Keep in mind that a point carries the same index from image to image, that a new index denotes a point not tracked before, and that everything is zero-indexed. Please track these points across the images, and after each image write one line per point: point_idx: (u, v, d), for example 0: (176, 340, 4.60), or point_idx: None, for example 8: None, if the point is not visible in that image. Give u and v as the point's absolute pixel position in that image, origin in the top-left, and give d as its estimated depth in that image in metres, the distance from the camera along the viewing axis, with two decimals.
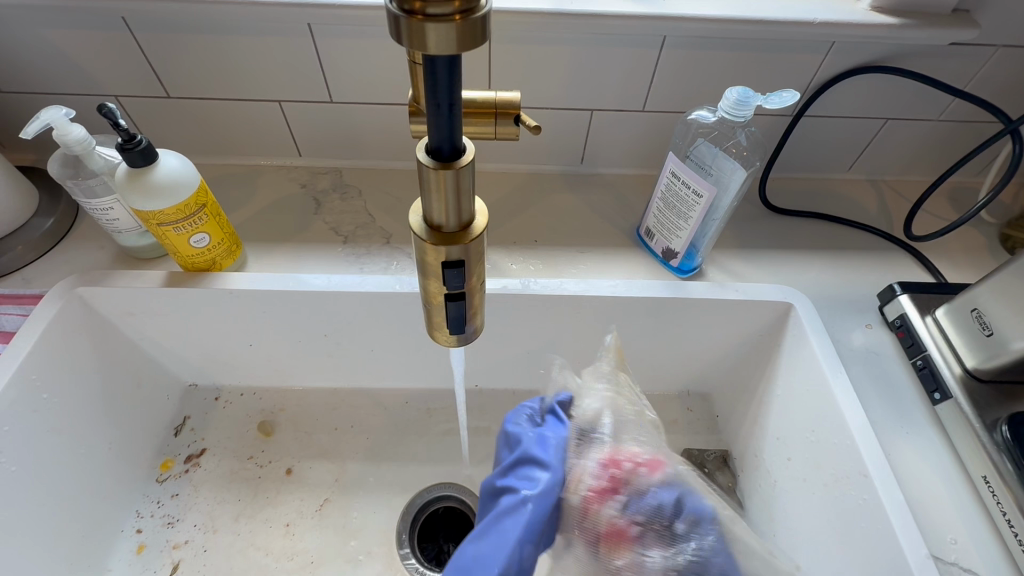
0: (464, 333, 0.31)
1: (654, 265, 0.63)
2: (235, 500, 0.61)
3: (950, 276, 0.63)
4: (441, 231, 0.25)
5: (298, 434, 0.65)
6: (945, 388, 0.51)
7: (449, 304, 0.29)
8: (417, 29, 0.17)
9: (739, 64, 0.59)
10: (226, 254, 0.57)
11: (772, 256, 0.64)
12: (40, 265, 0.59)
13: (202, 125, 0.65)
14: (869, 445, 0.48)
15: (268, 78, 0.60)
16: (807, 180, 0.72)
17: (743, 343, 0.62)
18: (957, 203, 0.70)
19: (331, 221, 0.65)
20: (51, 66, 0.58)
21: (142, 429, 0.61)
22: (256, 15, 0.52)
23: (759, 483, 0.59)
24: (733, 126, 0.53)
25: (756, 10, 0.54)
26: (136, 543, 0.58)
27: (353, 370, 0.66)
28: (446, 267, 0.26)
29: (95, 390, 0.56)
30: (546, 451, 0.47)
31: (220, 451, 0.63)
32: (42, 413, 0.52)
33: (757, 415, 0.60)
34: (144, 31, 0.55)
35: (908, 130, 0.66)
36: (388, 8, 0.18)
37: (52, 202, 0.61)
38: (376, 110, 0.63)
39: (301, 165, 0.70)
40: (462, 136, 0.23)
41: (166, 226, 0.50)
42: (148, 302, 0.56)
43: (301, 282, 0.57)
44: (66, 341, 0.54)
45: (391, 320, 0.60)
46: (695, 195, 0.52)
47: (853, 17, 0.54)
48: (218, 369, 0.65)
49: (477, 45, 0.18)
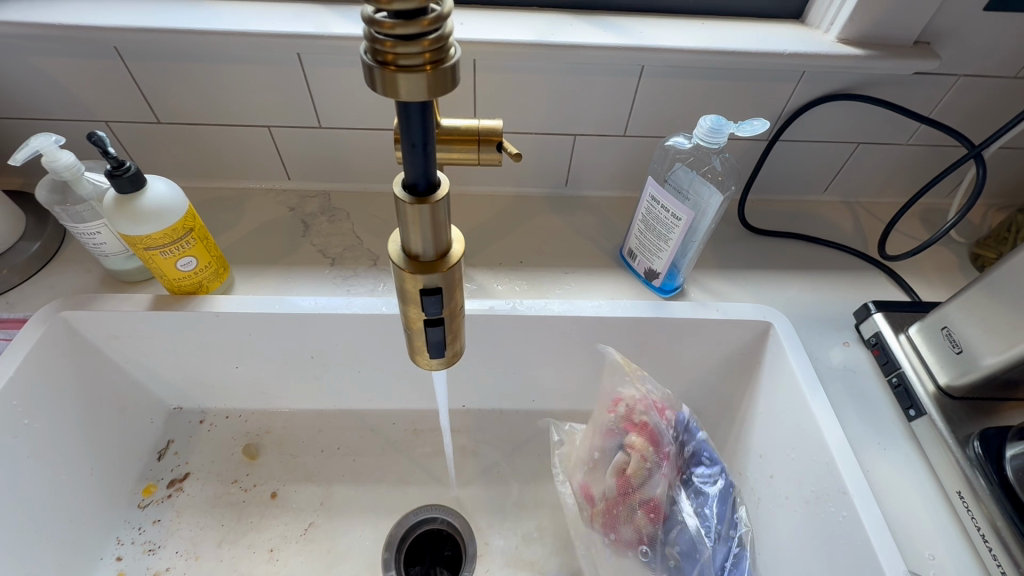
0: (445, 357, 0.32)
1: (637, 285, 0.64)
2: (218, 525, 0.60)
3: (923, 295, 0.65)
4: (418, 259, 0.26)
5: (284, 456, 0.65)
6: (920, 404, 0.52)
7: (428, 329, 0.29)
8: (390, 79, 0.18)
9: (715, 93, 0.61)
10: (213, 277, 0.57)
11: (752, 275, 0.66)
12: (24, 290, 0.59)
13: (192, 150, 0.66)
14: (846, 462, 0.49)
15: (256, 105, 0.61)
16: (785, 202, 0.74)
17: (725, 362, 0.63)
18: (928, 224, 0.72)
19: (319, 243, 0.66)
20: (41, 93, 0.59)
21: (125, 454, 0.61)
22: (244, 44, 0.54)
23: (743, 501, 0.59)
24: (709, 152, 0.55)
25: (729, 42, 0.57)
26: (116, 571, 0.57)
27: (340, 391, 0.66)
28: (424, 295, 0.27)
29: (78, 415, 0.56)
30: None
31: (205, 475, 0.63)
32: (22, 439, 0.51)
33: (740, 433, 0.61)
34: (135, 59, 0.56)
35: (879, 154, 0.69)
36: (363, 56, 0.19)
37: (39, 226, 0.62)
38: (363, 135, 0.64)
39: (289, 188, 0.71)
40: (437, 171, 0.24)
41: (152, 250, 0.50)
42: (132, 324, 0.56)
43: (287, 304, 0.57)
44: (48, 365, 0.54)
45: (378, 341, 0.60)
46: (674, 218, 0.54)
47: (821, 49, 0.56)
48: (203, 392, 0.65)
49: (446, 91, 0.19)
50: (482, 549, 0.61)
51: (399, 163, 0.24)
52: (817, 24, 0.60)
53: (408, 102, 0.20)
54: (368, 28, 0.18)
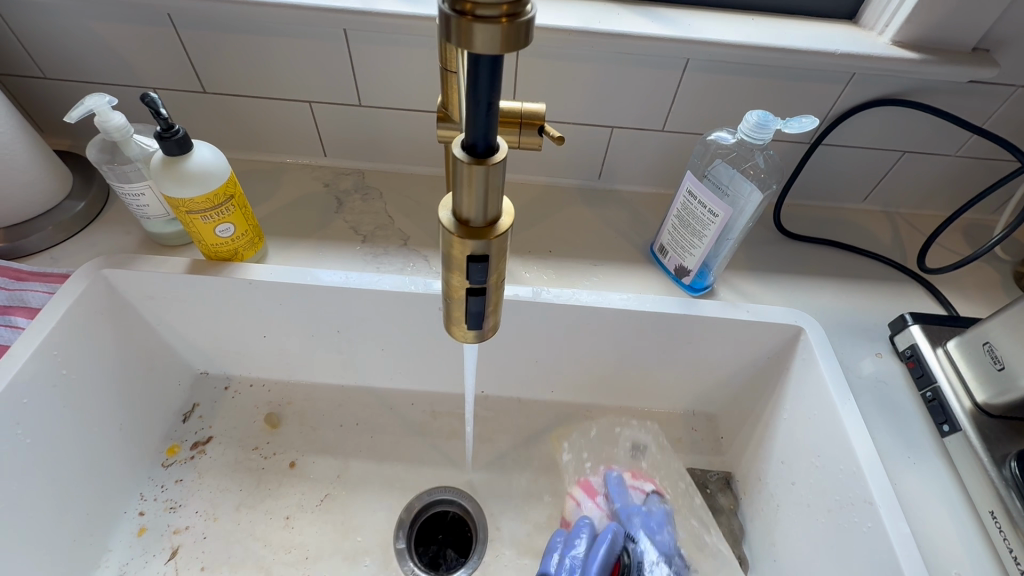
0: (482, 329, 0.32)
1: (666, 282, 0.63)
2: (238, 490, 0.61)
3: (962, 310, 0.63)
4: (468, 225, 0.25)
5: (304, 427, 0.66)
6: (954, 420, 0.51)
7: (469, 299, 0.29)
8: (465, 30, 0.18)
9: (760, 91, 0.60)
10: (248, 245, 0.58)
11: (785, 280, 0.64)
12: (68, 247, 0.60)
13: (234, 120, 0.67)
14: (875, 473, 0.48)
15: (300, 81, 0.62)
16: (822, 208, 0.73)
17: (754, 365, 0.62)
18: (971, 240, 0.70)
19: (351, 220, 0.66)
20: (93, 56, 0.61)
21: (152, 412, 0.62)
22: (294, 17, 0.55)
23: (761, 506, 0.59)
24: (752, 149, 0.54)
25: (777, 39, 0.56)
26: (138, 526, 0.58)
27: (363, 368, 0.67)
28: (470, 261, 0.26)
29: (112, 371, 0.57)
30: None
31: (227, 440, 0.64)
32: (60, 388, 0.52)
33: (762, 438, 0.61)
34: (187, 28, 0.58)
35: (924, 163, 0.67)
36: (440, 6, 0.19)
37: (84, 186, 0.63)
38: (402, 115, 0.65)
39: (325, 164, 0.72)
40: (497, 135, 0.23)
41: (194, 214, 0.51)
42: (169, 287, 0.57)
43: (317, 277, 0.58)
44: (89, 320, 0.55)
45: (404, 319, 0.61)
46: (710, 215, 0.53)
47: (873, 51, 0.55)
48: (231, 360, 0.67)
49: (519, 48, 0.19)
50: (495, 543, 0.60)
51: (461, 124, 0.23)
52: (871, 25, 0.58)
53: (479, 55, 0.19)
54: None
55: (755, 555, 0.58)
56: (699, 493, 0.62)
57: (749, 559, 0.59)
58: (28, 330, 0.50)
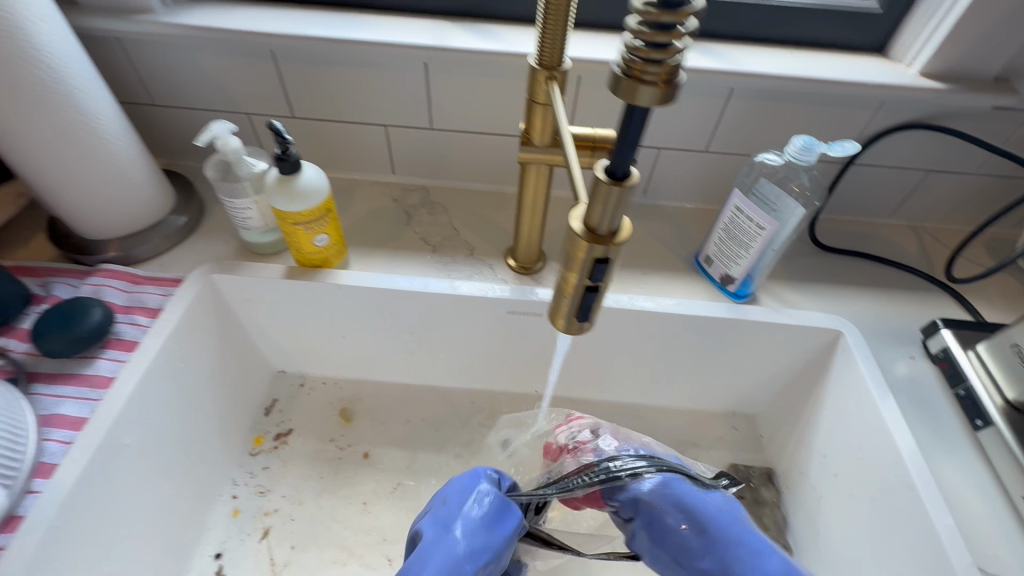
0: (589, 322, 0.37)
1: (712, 289, 0.69)
2: (318, 477, 0.67)
3: (988, 317, 0.67)
4: (596, 233, 0.31)
5: (374, 422, 0.72)
6: (987, 415, 0.55)
7: (585, 294, 0.35)
8: (630, 89, 0.24)
9: (797, 115, 0.66)
10: (336, 254, 0.65)
11: (821, 288, 0.70)
12: (174, 256, 0.67)
13: (316, 141, 0.74)
14: (914, 462, 0.53)
15: (379, 106, 0.69)
16: (852, 223, 0.78)
17: (794, 367, 0.67)
18: (994, 253, 0.75)
19: (421, 232, 0.73)
20: (199, 86, 0.68)
21: (242, 406, 0.69)
22: (384, 52, 0.62)
23: (803, 498, 0.64)
24: (797, 169, 0.59)
25: (815, 71, 0.62)
26: (232, 508, 0.64)
27: (428, 367, 0.73)
28: (595, 262, 0.32)
29: (215, 366, 0.64)
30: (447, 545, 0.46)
31: (305, 432, 0.70)
32: (179, 381, 0.59)
33: (803, 434, 0.66)
34: (285, 61, 0.65)
35: (948, 181, 0.72)
36: (612, 68, 0.25)
37: (186, 201, 0.71)
38: (468, 136, 0.72)
39: (393, 181, 0.79)
40: (633, 164, 0.29)
41: (298, 225, 0.58)
42: (268, 291, 0.64)
43: (398, 282, 0.64)
44: (199, 319, 0.61)
45: (472, 322, 0.67)
46: (757, 227, 0.59)
47: (903, 81, 0.61)
48: (309, 360, 0.73)
49: (668, 103, 0.24)
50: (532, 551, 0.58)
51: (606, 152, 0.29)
52: (900, 57, 0.64)
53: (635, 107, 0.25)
54: (625, 48, 0.24)
55: (798, 543, 0.63)
56: (743, 487, 0.66)
57: (793, 547, 0.63)
58: (154, 328, 0.57)
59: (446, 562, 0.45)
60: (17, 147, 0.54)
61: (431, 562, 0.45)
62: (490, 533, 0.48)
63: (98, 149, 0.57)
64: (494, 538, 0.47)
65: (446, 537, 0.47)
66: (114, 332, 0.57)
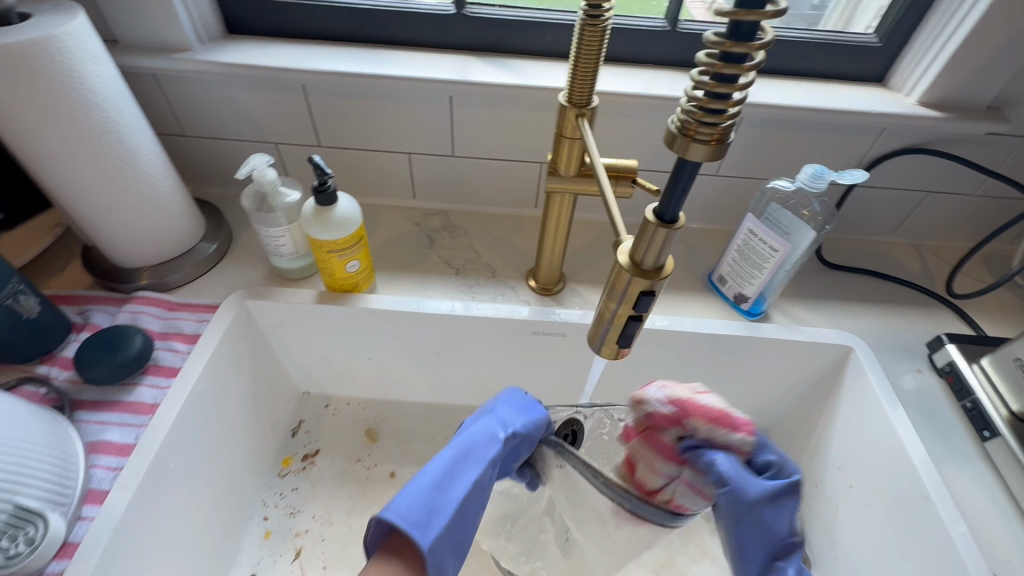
0: (629, 347, 0.40)
1: (725, 307, 0.71)
2: (347, 497, 0.68)
3: (989, 331, 0.71)
4: (642, 268, 0.34)
5: (399, 441, 0.73)
6: (993, 426, 0.58)
7: (628, 323, 0.37)
8: (684, 145, 0.26)
9: (803, 141, 0.70)
10: (366, 278, 0.67)
11: (829, 305, 0.73)
12: (205, 282, 0.69)
13: (341, 168, 0.77)
14: (927, 472, 0.55)
15: (403, 135, 0.72)
16: (855, 241, 0.82)
17: (806, 381, 0.70)
18: (991, 269, 0.78)
19: (443, 255, 0.75)
20: (230, 117, 0.71)
21: (271, 428, 0.70)
22: (411, 86, 0.65)
23: (818, 509, 0.66)
24: (808, 196, 0.63)
25: (821, 101, 0.65)
26: (264, 529, 0.65)
27: (451, 386, 0.75)
28: (641, 295, 0.35)
29: (248, 389, 0.65)
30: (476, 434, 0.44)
31: (332, 452, 0.71)
32: (216, 405, 0.60)
33: (816, 447, 0.68)
34: (315, 94, 0.68)
35: (946, 202, 0.76)
36: (668, 125, 0.27)
37: (216, 228, 0.73)
38: (488, 163, 0.75)
39: (414, 206, 0.81)
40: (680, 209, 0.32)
41: (332, 253, 0.60)
42: (299, 315, 0.66)
43: (425, 305, 0.66)
44: (234, 344, 0.63)
45: (496, 342, 0.69)
46: (771, 249, 0.62)
47: (903, 110, 0.65)
48: (334, 381, 0.75)
49: (718, 159, 0.27)
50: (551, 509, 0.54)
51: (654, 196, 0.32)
52: (899, 87, 0.68)
53: (687, 162, 0.28)
54: (681, 108, 0.26)
55: (816, 553, 0.65)
56: None
57: (811, 557, 0.65)
58: (193, 355, 0.58)
59: (483, 430, 0.45)
60: (63, 180, 0.56)
61: (464, 440, 0.44)
62: (518, 416, 0.47)
63: (138, 181, 0.59)
64: (523, 418, 0.47)
65: (488, 412, 0.47)
66: (153, 358, 0.59)
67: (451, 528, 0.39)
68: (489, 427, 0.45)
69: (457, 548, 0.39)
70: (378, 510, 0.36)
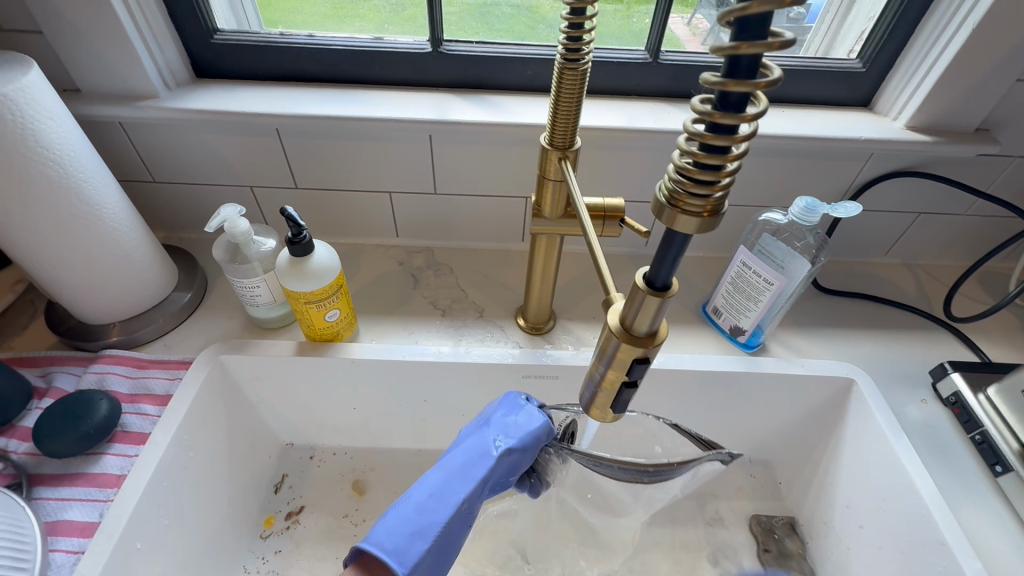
0: (622, 411, 0.37)
1: (721, 340, 0.69)
2: (334, 558, 0.64)
3: (993, 354, 0.69)
4: (634, 333, 0.31)
5: (388, 492, 0.69)
6: (1006, 460, 0.56)
7: (621, 389, 0.35)
8: (674, 216, 0.24)
9: (792, 168, 0.68)
10: (347, 325, 0.64)
11: (828, 333, 0.71)
12: (178, 335, 0.66)
13: (320, 209, 0.74)
14: (942, 514, 0.53)
15: (383, 175, 0.70)
16: (848, 263, 0.80)
17: (809, 414, 0.67)
18: (988, 288, 0.77)
19: (429, 296, 0.73)
20: (202, 163, 0.68)
21: (250, 486, 0.66)
22: (388, 127, 0.63)
23: (830, 549, 0.63)
24: (802, 229, 0.61)
25: (808, 128, 0.64)
26: None
27: (441, 432, 0.72)
28: (634, 361, 0.32)
29: (223, 448, 0.62)
30: (466, 454, 0.47)
31: (317, 508, 0.67)
32: (188, 470, 0.56)
33: (824, 482, 0.65)
34: (288, 137, 0.65)
35: (939, 222, 0.75)
36: (655, 192, 0.25)
37: (189, 277, 0.70)
38: (471, 199, 0.73)
39: (397, 244, 0.79)
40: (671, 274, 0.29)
41: (310, 303, 0.58)
42: (277, 368, 0.63)
43: (410, 352, 0.64)
44: (208, 402, 0.60)
45: (486, 387, 0.66)
46: (765, 283, 0.60)
47: (892, 135, 0.64)
48: (318, 431, 0.71)
49: (710, 229, 0.25)
50: (578, 492, 0.59)
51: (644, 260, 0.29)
52: (886, 111, 0.68)
53: (676, 233, 0.26)
54: (669, 177, 0.24)
55: None
56: (768, 539, 0.66)
57: None
58: (163, 419, 0.55)
59: (475, 446, 0.47)
60: (23, 242, 0.53)
61: (454, 458, 0.46)
62: (517, 430, 0.48)
63: (103, 238, 0.56)
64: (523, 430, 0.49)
65: (484, 426, 0.49)
66: (120, 424, 0.56)
67: (437, 551, 0.42)
68: (480, 445, 0.47)
69: (437, 567, 0.42)
70: (359, 541, 0.40)
